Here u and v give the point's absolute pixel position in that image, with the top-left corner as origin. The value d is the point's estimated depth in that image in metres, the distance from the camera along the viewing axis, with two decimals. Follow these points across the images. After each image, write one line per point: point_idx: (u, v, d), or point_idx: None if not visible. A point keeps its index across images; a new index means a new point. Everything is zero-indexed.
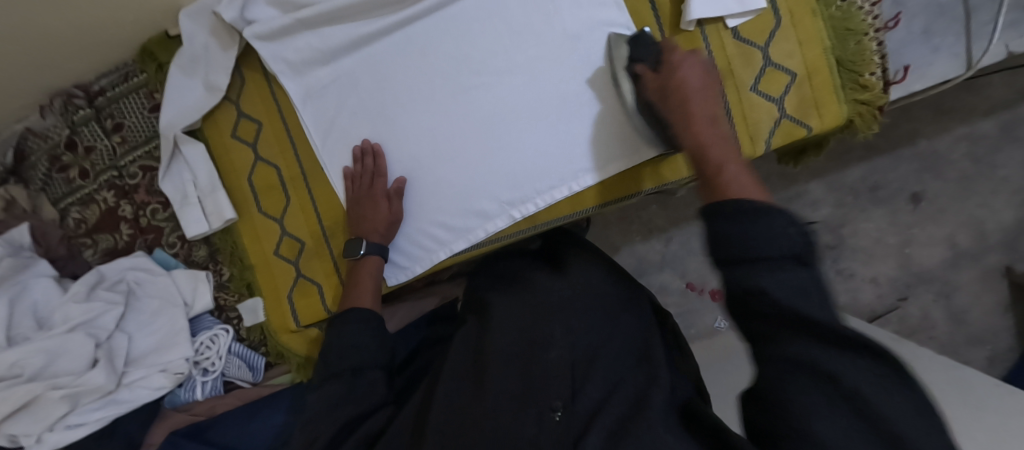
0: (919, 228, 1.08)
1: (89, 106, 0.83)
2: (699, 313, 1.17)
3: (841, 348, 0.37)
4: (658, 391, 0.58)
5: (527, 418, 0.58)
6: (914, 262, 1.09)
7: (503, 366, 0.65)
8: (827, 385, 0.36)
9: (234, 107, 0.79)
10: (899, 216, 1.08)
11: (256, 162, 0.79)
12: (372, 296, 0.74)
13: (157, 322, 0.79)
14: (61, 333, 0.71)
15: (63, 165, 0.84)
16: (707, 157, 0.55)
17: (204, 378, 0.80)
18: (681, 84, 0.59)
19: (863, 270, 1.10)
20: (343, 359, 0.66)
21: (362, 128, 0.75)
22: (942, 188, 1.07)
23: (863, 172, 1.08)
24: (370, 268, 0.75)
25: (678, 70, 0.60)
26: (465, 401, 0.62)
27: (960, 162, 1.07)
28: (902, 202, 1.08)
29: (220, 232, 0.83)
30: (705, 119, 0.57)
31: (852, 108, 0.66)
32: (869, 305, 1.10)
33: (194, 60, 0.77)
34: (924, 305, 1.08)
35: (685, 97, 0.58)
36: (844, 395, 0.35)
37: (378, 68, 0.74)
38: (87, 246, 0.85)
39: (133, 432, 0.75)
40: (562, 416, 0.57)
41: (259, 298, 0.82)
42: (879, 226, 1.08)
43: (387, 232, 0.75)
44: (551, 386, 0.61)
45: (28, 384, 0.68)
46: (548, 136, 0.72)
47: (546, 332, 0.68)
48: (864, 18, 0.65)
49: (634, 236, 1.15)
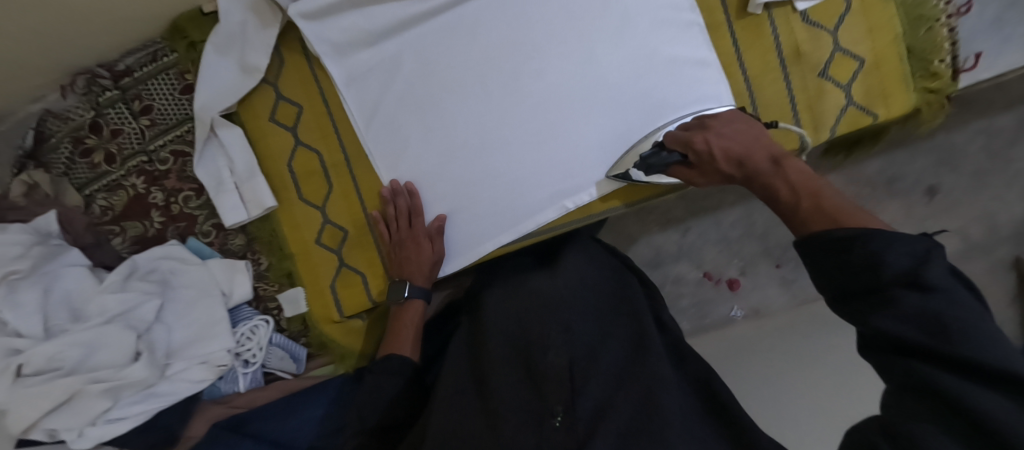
0: (933, 220, 1.04)
1: (114, 86, 0.78)
2: (713, 302, 1.12)
3: (991, 385, 0.33)
4: (664, 387, 0.57)
5: (526, 426, 0.55)
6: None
7: (504, 373, 0.61)
8: (956, 417, 0.34)
9: (273, 89, 0.75)
10: (914, 210, 1.04)
11: (297, 146, 0.76)
12: (412, 341, 0.71)
13: (194, 313, 0.75)
14: (98, 324, 0.68)
15: (87, 148, 0.80)
16: (811, 190, 0.47)
17: (245, 370, 0.78)
18: (724, 163, 0.54)
19: None
20: (375, 412, 0.66)
21: (408, 114, 0.72)
22: (956, 182, 1.03)
23: (881, 165, 1.04)
24: (411, 314, 0.72)
25: (714, 148, 0.55)
26: (475, 415, 0.60)
27: (976, 156, 1.02)
28: (917, 196, 1.04)
29: (258, 220, 0.79)
30: (771, 164, 0.51)
31: (921, 96, 0.65)
32: None
33: (230, 40, 0.72)
34: None
35: (743, 161, 0.53)
36: (970, 422, 0.33)
37: (425, 51, 0.71)
38: (115, 234, 0.81)
39: (173, 423, 0.72)
40: (563, 422, 0.52)
41: (300, 288, 0.79)
42: (894, 217, 1.04)
43: (431, 273, 0.73)
44: (552, 387, 0.56)
45: (68, 377, 0.64)
46: (607, 123, 0.69)
47: (543, 329, 0.62)
48: (937, 3, 0.63)
49: (651, 226, 1.12)
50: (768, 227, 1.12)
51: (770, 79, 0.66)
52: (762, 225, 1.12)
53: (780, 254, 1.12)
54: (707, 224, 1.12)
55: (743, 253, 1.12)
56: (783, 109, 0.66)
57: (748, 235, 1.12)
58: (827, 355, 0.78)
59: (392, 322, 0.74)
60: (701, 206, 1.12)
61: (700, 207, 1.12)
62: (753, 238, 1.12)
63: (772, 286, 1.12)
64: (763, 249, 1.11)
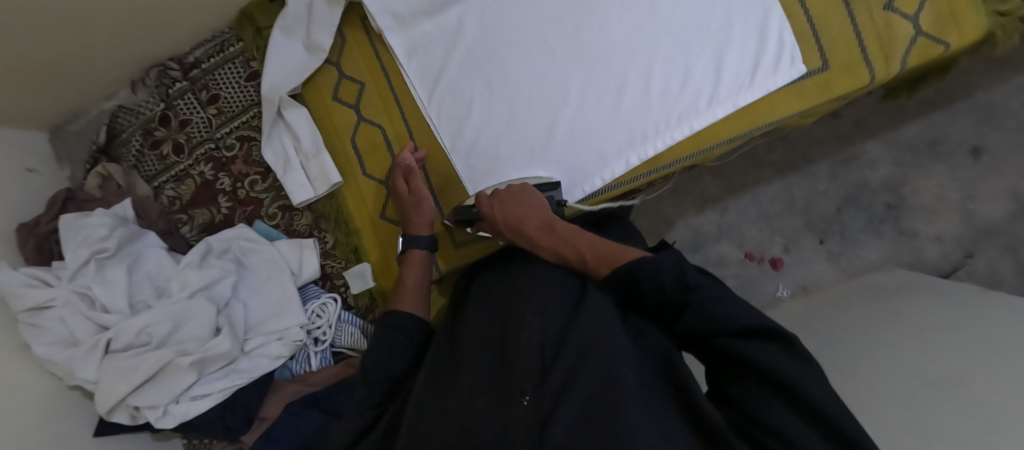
0: (981, 182, 1.00)
1: (184, 78, 0.81)
2: (758, 282, 1.08)
3: (759, 337, 0.45)
4: (627, 362, 0.47)
5: (491, 407, 0.46)
6: (978, 217, 1.00)
7: (478, 355, 0.53)
8: (751, 371, 0.45)
9: (336, 68, 0.77)
10: (960, 171, 1.01)
11: (360, 122, 0.78)
12: (415, 299, 0.67)
13: (267, 290, 0.76)
14: (183, 299, 0.69)
15: (156, 140, 0.83)
16: (577, 252, 0.59)
17: (316, 348, 0.79)
18: (505, 231, 0.65)
19: (926, 228, 1.02)
20: (386, 365, 0.59)
21: (471, 79, 0.73)
22: (1005, 140, 0.99)
23: (921, 127, 1.03)
24: (413, 267, 0.69)
25: (496, 216, 0.66)
26: (440, 401, 0.51)
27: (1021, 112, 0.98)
28: (962, 158, 1.01)
29: (324, 198, 0.81)
30: (541, 231, 0.62)
31: (994, 20, 0.64)
32: (935, 263, 1.01)
33: (298, 21, 0.75)
34: (990, 260, 0.99)
35: (521, 229, 0.63)
36: (761, 372, 0.43)
37: (485, 16, 0.72)
38: (184, 222, 0.83)
39: (252, 404, 0.72)
40: (531, 399, 0.44)
41: (366, 264, 0.79)
42: (941, 182, 1.01)
43: (415, 213, 0.72)
44: (523, 368, 0.48)
45: (158, 350, 0.65)
46: (664, 72, 0.69)
47: (517, 312, 0.55)
48: None
49: (689, 208, 1.11)
50: (810, 201, 1.07)
51: (835, 15, 0.66)
52: (802, 199, 1.07)
53: (824, 228, 1.06)
54: (746, 203, 1.09)
55: (785, 230, 1.08)
56: (848, 45, 0.66)
57: (789, 210, 1.08)
58: (888, 325, 0.73)
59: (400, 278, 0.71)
60: (738, 183, 1.09)
61: (736, 184, 1.09)
62: (795, 214, 1.07)
63: (819, 262, 1.06)
64: (805, 223, 1.07)
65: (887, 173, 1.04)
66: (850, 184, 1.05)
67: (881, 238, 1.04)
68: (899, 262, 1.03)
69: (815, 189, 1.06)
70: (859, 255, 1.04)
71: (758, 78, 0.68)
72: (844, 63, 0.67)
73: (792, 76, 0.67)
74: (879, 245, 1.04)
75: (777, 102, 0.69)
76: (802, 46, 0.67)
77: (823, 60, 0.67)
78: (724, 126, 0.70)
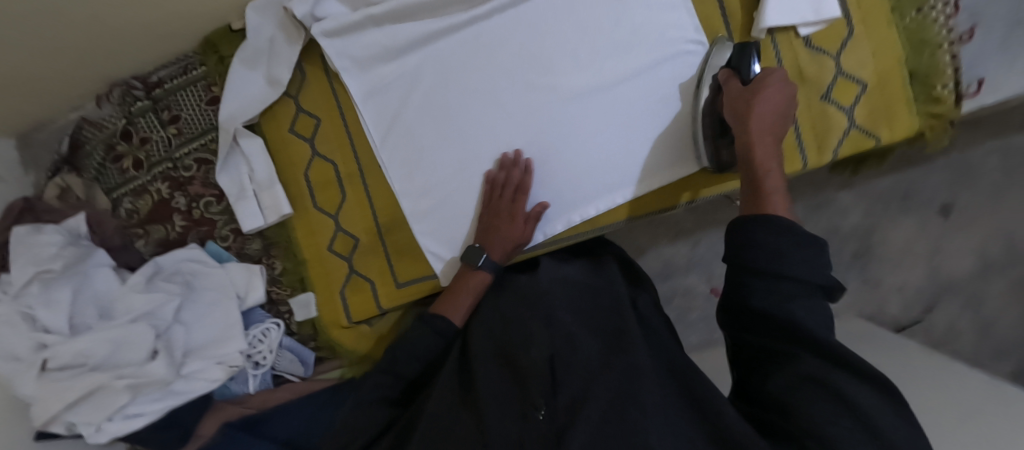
0: (949, 239, 1.04)
1: (146, 97, 0.82)
2: None
3: (852, 370, 0.41)
4: (643, 374, 0.47)
5: (507, 419, 0.48)
6: (943, 273, 1.05)
7: (490, 371, 0.56)
8: (836, 397, 0.39)
9: (294, 101, 0.79)
10: (929, 227, 1.04)
11: (314, 157, 0.79)
12: (463, 311, 0.69)
13: (212, 315, 0.78)
14: (123, 323, 0.70)
15: (117, 155, 0.84)
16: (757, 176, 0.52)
17: (255, 371, 0.80)
18: (747, 94, 0.56)
19: (891, 277, 1.05)
20: (411, 363, 0.65)
21: (425, 126, 0.73)
22: (975, 200, 1.03)
23: (892, 182, 1.02)
24: (476, 285, 0.69)
25: (769, 83, 0.56)
26: (458, 406, 0.54)
27: (992, 174, 1.02)
28: (932, 213, 1.04)
29: (276, 226, 0.82)
30: (767, 137, 0.54)
31: (924, 120, 0.67)
32: (895, 315, 1.06)
33: (258, 54, 0.76)
34: (950, 316, 1.05)
35: (760, 110, 0.55)
36: (847, 399, 0.38)
37: (442, 65, 0.72)
38: (139, 237, 0.85)
39: (189, 423, 0.75)
40: (545, 414, 0.46)
41: (311, 293, 0.82)
42: (908, 235, 1.04)
43: (510, 254, 0.70)
44: (537, 381, 0.50)
45: (95, 373, 0.67)
46: (611, 137, 0.71)
47: (534, 331, 0.57)
48: (939, 31, 0.64)
49: (662, 238, 1.08)
50: None
51: None
52: None
53: None
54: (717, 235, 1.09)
55: None
56: (785, 131, 0.67)
57: None
58: None
59: (453, 284, 0.71)
60: (711, 218, 1.08)
61: (709, 219, 1.08)
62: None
63: None
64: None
65: (857, 221, 1.03)
66: (821, 228, 1.03)
67: (845, 284, 1.05)
68: (861, 310, 1.06)
69: None
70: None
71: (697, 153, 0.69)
72: (780, 148, 0.67)
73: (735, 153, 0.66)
74: (843, 292, 1.05)
75: None
76: None
77: None
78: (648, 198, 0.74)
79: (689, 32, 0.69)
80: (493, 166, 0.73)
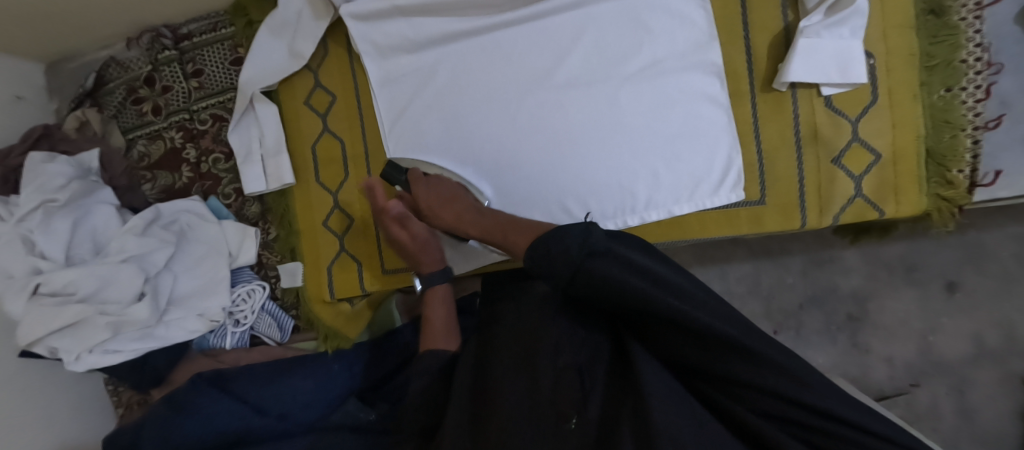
0: (949, 318, 0.96)
1: (174, 47, 0.85)
2: None
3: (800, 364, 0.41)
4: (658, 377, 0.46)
5: (538, 426, 0.48)
6: (935, 352, 0.96)
7: (512, 374, 0.55)
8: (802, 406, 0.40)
9: (313, 76, 0.80)
10: (930, 303, 0.97)
11: (324, 132, 0.80)
12: (443, 335, 0.71)
13: (201, 267, 0.81)
14: (115, 262, 0.73)
15: (138, 98, 0.87)
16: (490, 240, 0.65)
17: (234, 329, 0.83)
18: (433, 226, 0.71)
19: (881, 347, 0.98)
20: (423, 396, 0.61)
21: (432, 121, 0.73)
22: (981, 284, 0.95)
23: (903, 250, 0.98)
24: (437, 303, 0.74)
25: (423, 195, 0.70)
26: (475, 410, 0.54)
27: (1005, 261, 0.94)
28: (936, 290, 0.97)
29: (276, 193, 0.84)
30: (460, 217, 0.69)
31: (932, 201, 0.67)
32: (878, 383, 0.98)
33: (285, 25, 0.77)
34: (934, 393, 0.96)
35: (438, 215, 0.70)
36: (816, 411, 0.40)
37: (459, 65, 0.73)
38: (146, 180, 0.88)
39: (161, 368, 0.78)
40: (576, 425, 0.47)
41: (300, 264, 0.83)
42: (908, 307, 0.98)
43: (433, 258, 0.75)
44: (564, 392, 0.50)
45: (81, 305, 0.70)
46: (615, 166, 0.69)
47: (546, 331, 0.56)
48: (965, 113, 0.65)
49: None
50: (775, 291, 1.01)
51: (783, 155, 0.68)
52: (769, 286, 1.01)
53: (781, 321, 1.01)
54: (710, 276, 1.03)
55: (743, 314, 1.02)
56: (790, 187, 0.69)
57: (752, 294, 1.02)
58: None
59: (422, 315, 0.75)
60: (709, 254, 1.03)
61: (707, 256, 1.03)
62: (756, 297, 1.01)
63: None
64: (764, 311, 1.01)
65: (857, 284, 0.99)
66: (819, 285, 1.00)
67: (834, 344, 1.00)
68: (843, 373, 0.99)
69: (783, 281, 1.01)
70: (807, 356, 1.00)
71: (697, 195, 0.69)
72: (780, 203, 0.69)
73: (729, 200, 0.68)
74: (829, 351, 1.00)
75: (709, 222, 0.71)
76: (745, 176, 0.69)
77: (761, 195, 0.69)
78: (651, 228, 0.72)
79: (710, 72, 0.68)
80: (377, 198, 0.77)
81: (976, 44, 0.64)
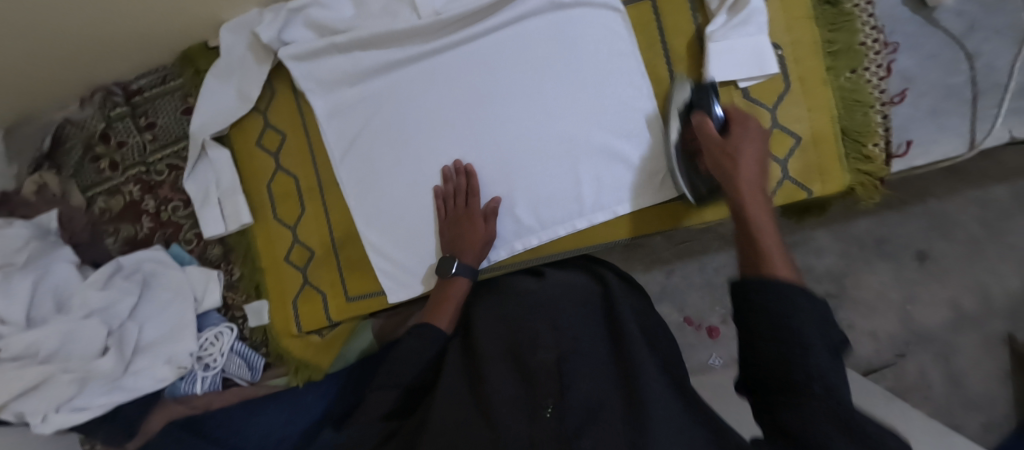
0: (923, 286, 0.98)
1: (126, 103, 0.88)
2: (691, 348, 1.00)
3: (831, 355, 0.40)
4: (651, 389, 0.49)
5: (517, 420, 0.49)
6: (915, 322, 0.99)
7: (500, 371, 0.56)
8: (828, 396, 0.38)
9: (262, 117, 0.83)
10: (904, 273, 0.99)
11: (278, 170, 0.83)
12: (449, 317, 0.69)
13: (165, 314, 0.81)
14: (77, 318, 0.75)
15: (95, 155, 0.89)
16: (750, 226, 0.51)
17: (205, 373, 0.82)
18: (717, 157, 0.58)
19: (862, 322, 0.99)
20: (412, 368, 0.63)
21: (381, 148, 0.76)
22: (948, 251, 0.98)
23: (870, 225, 1.00)
24: (456, 291, 0.70)
25: (741, 141, 0.57)
26: (462, 403, 0.55)
27: (970, 225, 0.97)
28: (907, 259, 0.99)
29: (236, 233, 0.86)
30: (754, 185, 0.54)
31: (855, 176, 0.70)
32: (866, 358, 0.99)
33: (230, 69, 0.80)
34: (921, 364, 0.98)
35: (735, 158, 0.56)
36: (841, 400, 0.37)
37: (402, 91, 0.76)
38: (110, 233, 0.89)
39: (133, 417, 0.77)
40: (552, 413, 0.47)
41: (265, 301, 0.85)
42: (884, 280, 0.99)
43: (480, 254, 0.73)
44: (544, 382, 0.51)
45: (44, 364, 0.71)
46: (556, 174, 0.72)
47: (536, 332, 0.58)
48: (871, 91, 0.69)
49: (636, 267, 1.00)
50: None
51: None
52: None
53: None
54: (691, 268, 1.00)
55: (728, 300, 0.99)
56: None
57: None
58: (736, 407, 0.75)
59: (435, 294, 0.72)
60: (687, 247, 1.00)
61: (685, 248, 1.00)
62: None
63: None
64: None
65: (831, 262, 1.00)
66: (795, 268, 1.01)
67: None
68: None
69: None
70: None
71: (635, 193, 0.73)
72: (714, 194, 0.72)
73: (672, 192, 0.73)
74: None
75: (663, 215, 0.75)
76: None
77: None
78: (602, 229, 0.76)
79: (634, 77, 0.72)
80: (438, 181, 0.75)
81: (870, 26, 0.69)
